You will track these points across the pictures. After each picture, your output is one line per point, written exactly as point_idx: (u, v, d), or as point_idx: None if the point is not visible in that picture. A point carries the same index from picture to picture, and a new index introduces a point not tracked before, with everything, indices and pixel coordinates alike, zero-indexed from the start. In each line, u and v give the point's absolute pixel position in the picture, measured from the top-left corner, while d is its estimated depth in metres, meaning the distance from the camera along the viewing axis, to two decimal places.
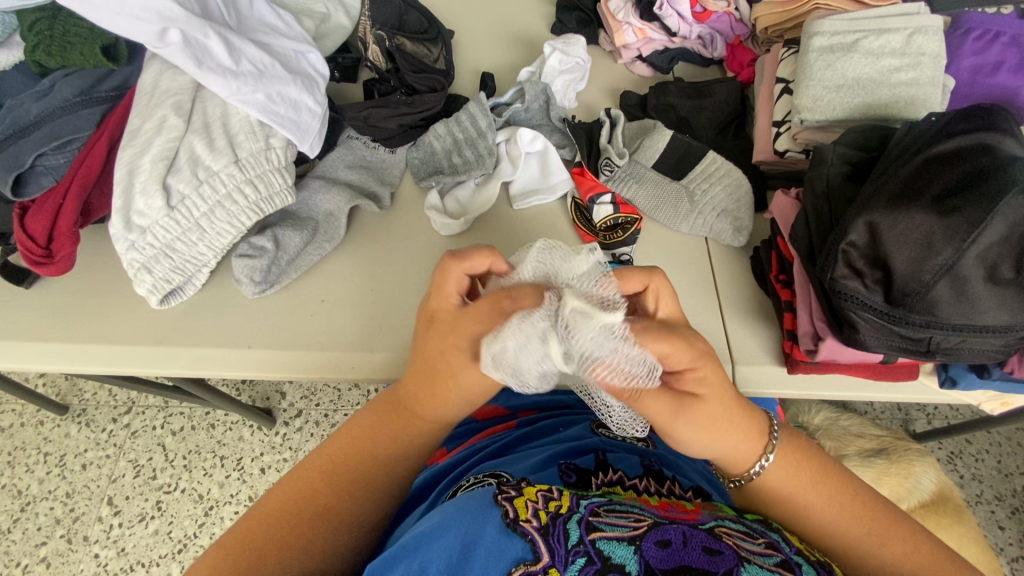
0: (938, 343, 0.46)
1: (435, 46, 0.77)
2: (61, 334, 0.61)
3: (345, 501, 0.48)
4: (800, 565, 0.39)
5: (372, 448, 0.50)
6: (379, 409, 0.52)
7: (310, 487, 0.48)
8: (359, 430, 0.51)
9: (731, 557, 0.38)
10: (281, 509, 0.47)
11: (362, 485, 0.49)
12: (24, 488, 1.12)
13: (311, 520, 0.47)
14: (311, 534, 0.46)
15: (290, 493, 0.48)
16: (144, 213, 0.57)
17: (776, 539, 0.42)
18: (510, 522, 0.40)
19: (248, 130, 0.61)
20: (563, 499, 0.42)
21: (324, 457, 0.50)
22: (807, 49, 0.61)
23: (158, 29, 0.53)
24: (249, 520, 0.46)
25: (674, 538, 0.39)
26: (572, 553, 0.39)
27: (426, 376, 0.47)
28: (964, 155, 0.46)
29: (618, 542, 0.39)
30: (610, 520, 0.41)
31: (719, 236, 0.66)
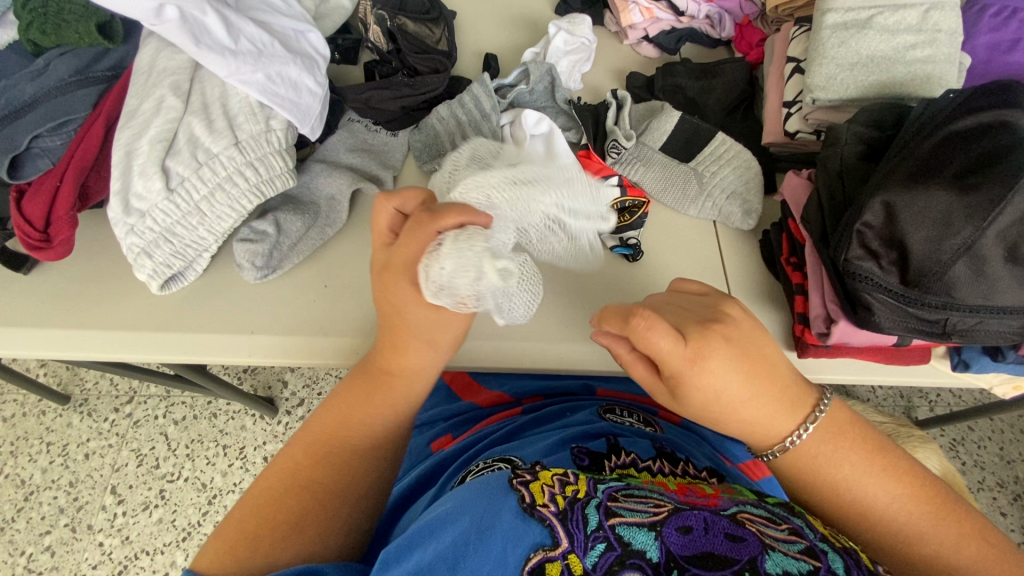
0: (954, 325, 0.46)
1: (437, 27, 0.74)
2: (61, 321, 0.60)
3: (329, 477, 0.48)
4: (826, 551, 0.38)
5: (354, 419, 0.50)
6: (359, 376, 0.51)
7: (296, 465, 0.48)
8: (338, 402, 0.51)
9: (755, 544, 0.37)
10: (267, 502, 0.46)
11: (346, 459, 0.49)
12: (27, 478, 1.12)
13: (303, 502, 0.47)
14: (306, 515, 0.46)
15: (284, 474, 0.48)
16: (143, 196, 0.56)
17: (800, 525, 0.41)
18: (527, 507, 0.40)
19: (248, 111, 0.59)
20: (580, 484, 0.42)
21: (310, 432, 0.50)
22: (820, 26, 0.59)
23: (154, 6, 0.52)
24: (238, 516, 0.46)
25: (695, 524, 0.39)
26: (590, 539, 0.38)
27: (399, 336, 0.49)
28: (984, 132, 0.45)
29: (638, 528, 0.38)
30: (629, 506, 0.40)
31: (727, 219, 0.65)
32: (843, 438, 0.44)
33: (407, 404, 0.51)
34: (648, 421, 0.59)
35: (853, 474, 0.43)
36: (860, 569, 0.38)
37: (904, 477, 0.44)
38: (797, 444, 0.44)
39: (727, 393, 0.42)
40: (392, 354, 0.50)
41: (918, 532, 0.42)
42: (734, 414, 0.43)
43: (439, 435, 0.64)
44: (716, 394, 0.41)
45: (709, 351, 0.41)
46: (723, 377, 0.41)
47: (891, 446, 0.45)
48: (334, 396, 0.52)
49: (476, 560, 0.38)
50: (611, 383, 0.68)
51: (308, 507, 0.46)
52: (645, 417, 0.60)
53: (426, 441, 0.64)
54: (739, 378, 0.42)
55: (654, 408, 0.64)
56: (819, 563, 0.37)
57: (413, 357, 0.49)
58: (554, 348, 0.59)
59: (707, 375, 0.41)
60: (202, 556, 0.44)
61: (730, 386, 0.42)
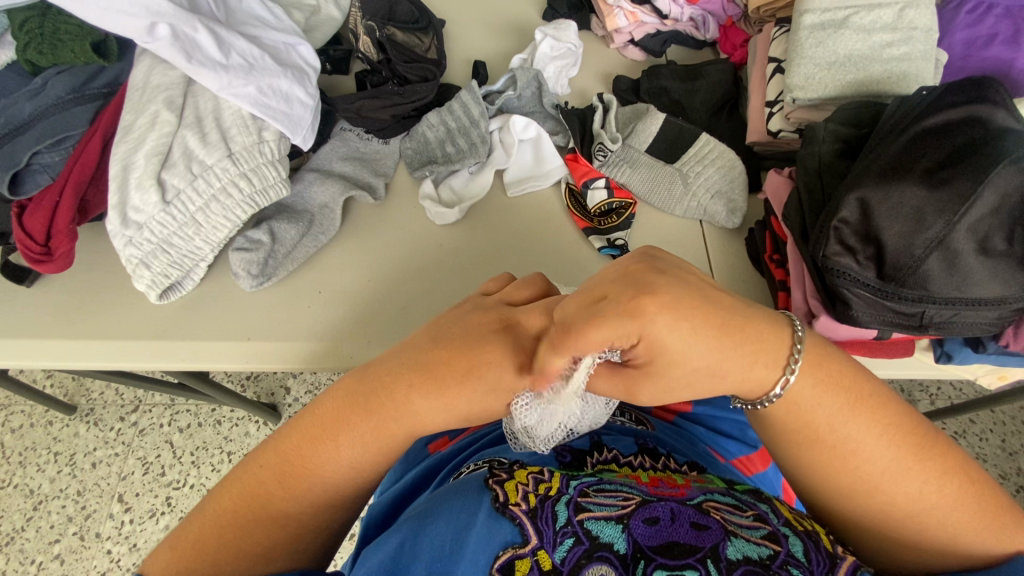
0: (932, 317, 0.46)
1: (426, 36, 0.76)
2: (64, 331, 0.62)
3: (294, 509, 0.43)
4: (788, 538, 0.39)
5: (334, 454, 0.43)
6: (347, 396, 0.44)
7: (264, 489, 0.43)
8: (318, 422, 0.44)
9: (717, 531, 0.39)
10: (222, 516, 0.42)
11: (315, 493, 0.44)
12: (36, 488, 1.14)
13: (266, 527, 0.42)
14: (264, 538, 0.42)
15: (244, 491, 0.43)
16: (139, 209, 0.57)
17: (764, 511, 0.42)
18: (499, 506, 0.41)
19: (240, 123, 0.61)
20: (553, 482, 0.43)
21: (276, 453, 0.44)
22: (797, 28, 0.61)
23: (146, 24, 0.53)
24: (194, 524, 0.42)
25: (662, 515, 0.40)
26: (560, 535, 0.40)
27: (417, 391, 0.41)
28: (953, 128, 0.46)
29: (606, 522, 0.40)
30: (598, 500, 0.41)
31: (713, 218, 0.66)
32: (826, 369, 0.40)
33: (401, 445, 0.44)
34: (640, 420, 0.60)
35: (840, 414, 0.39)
36: (819, 552, 0.39)
37: (901, 424, 0.39)
38: (794, 378, 0.39)
39: (699, 346, 0.36)
40: (450, 379, 0.41)
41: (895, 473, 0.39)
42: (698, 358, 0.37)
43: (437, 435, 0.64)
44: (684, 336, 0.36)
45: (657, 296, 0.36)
46: (685, 325, 0.36)
47: (888, 396, 0.40)
48: (315, 416, 0.44)
49: (450, 561, 0.39)
50: None
51: (262, 531, 0.42)
52: (637, 416, 0.61)
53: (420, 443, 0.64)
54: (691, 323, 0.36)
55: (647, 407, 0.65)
56: (780, 548, 0.38)
57: (493, 402, 0.42)
58: None
59: (673, 320, 0.35)
60: (154, 563, 0.40)
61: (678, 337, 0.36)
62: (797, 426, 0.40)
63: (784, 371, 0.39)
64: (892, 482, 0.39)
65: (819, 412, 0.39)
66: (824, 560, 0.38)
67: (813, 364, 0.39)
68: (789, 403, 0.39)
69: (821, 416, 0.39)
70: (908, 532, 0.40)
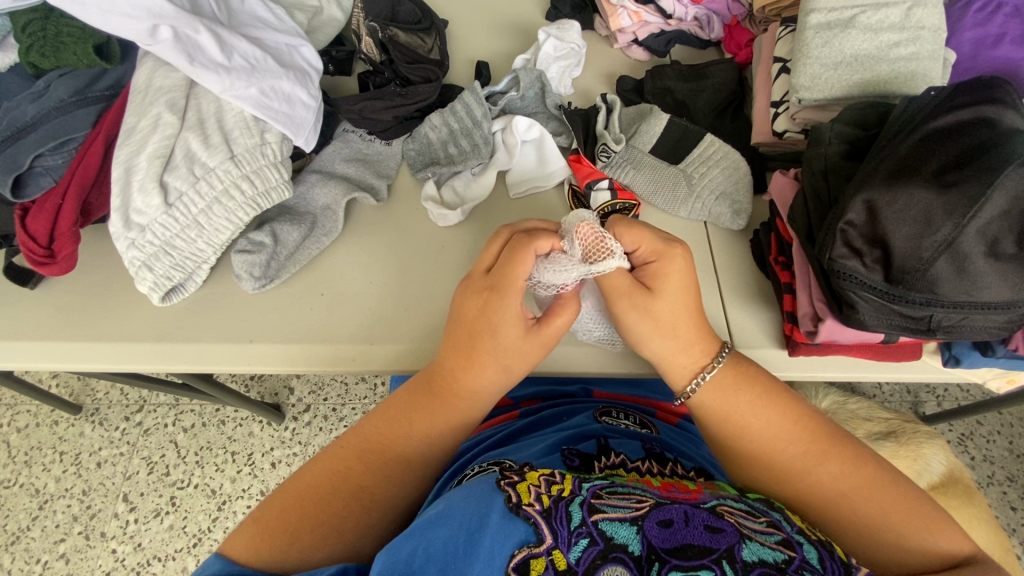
0: (939, 321, 0.46)
1: (428, 36, 0.75)
2: (68, 333, 0.62)
3: (367, 478, 0.49)
4: (801, 544, 0.41)
5: (400, 433, 0.51)
6: (416, 384, 0.53)
7: (343, 465, 0.50)
8: (397, 408, 0.53)
9: (733, 534, 0.40)
10: (305, 489, 0.48)
11: (383, 465, 0.50)
12: (41, 487, 1.15)
13: (345, 503, 0.48)
14: (341, 509, 0.47)
15: (320, 474, 0.49)
16: (142, 211, 0.57)
17: (778, 519, 0.43)
18: (513, 507, 0.41)
19: (242, 125, 0.61)
20: (566, 483, 0.43)
21: (358, 435, 0.52)
22: (804, 27, 0.60)
23: (148, 26, 0.53)
24: (277, 502, 0.48)
25: (675, 517, 0.40)
26: (574, 535, 0.40)
27: (462, 357, 0.51)
28: (962, 129, 0.45)
29: (620, 523, 0.40)
30: (612, 502, 0.42)
31: (717, 220, 0.65)
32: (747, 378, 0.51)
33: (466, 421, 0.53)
34: (644, 423, 0.61)
35: (755, 409, 0.50)
36: (834, 559, 0.41)
37: (812, 420, 0.49)
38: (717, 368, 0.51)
39: (648, 327, 0.50)
40: (503, 293, 0.49)
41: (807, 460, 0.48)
42: (652, 337, 0.51)
43: None
44: (638, 317, 0.50)
45: (681, 247, 0.51)
46: (690, 273, 0.51)
47: (800, 397, 0.51)
48: (386, 405, 0.54)
49: (465, 562, 0.39)
50: (607, 386, 0.70)
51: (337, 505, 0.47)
52: (641, 419, 0.62)
53: None
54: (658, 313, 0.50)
55: (652, 409, 0.66)
56: (795, 553, 0.39)
57: (500, 338, 0.50)
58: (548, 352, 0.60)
59: (683, 260, 0.50)
60: (236, 537, 0.45)
61: (639, 321, 0.50)
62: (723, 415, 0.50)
63: (713, 360, 0.51)
64: (811, 465, 0.48)
65: (740, 400, 0.50)
66: (839, 567, 0.40)
67: (735, 363, 0.51)
68: (714, 389, 0.51)
69: (742, 403, 0.50)
70: (839, 517, 0.46)
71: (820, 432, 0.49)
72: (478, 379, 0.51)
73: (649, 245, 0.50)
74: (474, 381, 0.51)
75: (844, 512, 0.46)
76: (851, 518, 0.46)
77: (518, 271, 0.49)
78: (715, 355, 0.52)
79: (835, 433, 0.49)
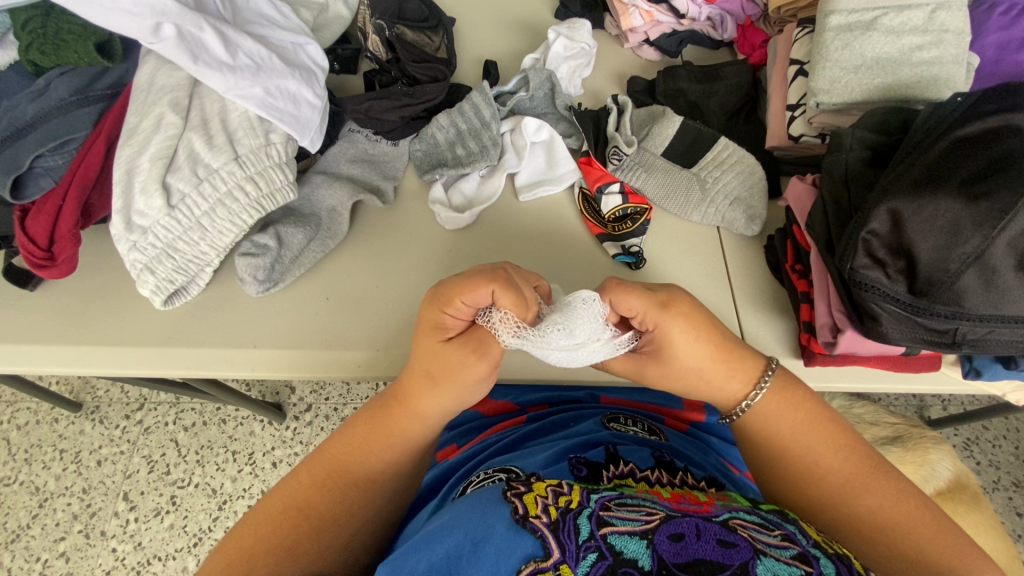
0: (964, 334, 0.44)
1: (435, 35, 0.75)
2: (69, 336, 0.61)
3: (326, 505, 0.48)
4: (816, 558, 0.39)
5: (361, 455, 0.50)
6: (376, 403, 0.51)
7: (301, 492, 0.48)
8: (352, 432, 0.51)
9: (746, 549, 0.38)
10: (268, 517, 0.47)
11: (343, 489, 0.49)
12: (41, 485, 1.14)
13: (303, 529, 0.47)
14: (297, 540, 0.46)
15: (284, 496, 0.48)
16: (144, 213, 0.55)
17: (792, 531, 0.42)
18: (520, 519, 0.40)
19: (247, 125, 0.59)
20: (573, 495, 0.42)
21: (319, 460, 0.50)
22: (824, 29, 0.58)
23: (151, 24, 0.51)
24: (243, 533, 0.46)
25: (687, 531, 0.39)
26: (582, 549, 0.38)
27: (410, 377, 0.48)
28: (991, 138, 0.44)
29: (630, 537, 0.39)
30: (621, 514, 0.40)
31: (731, 225, 0.64)
32: (796, 399, 0.51)
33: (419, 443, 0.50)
34: (653, 430, 0.59)
35: (802, 432, 0.49)
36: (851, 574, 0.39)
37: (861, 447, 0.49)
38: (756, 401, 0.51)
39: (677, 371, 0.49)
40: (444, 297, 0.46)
41: (856, 484, 0.47)
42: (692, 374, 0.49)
43: (444, 444, 0.65)
44: (674, 364, 0.49)
45: (678, 302, 0.49)
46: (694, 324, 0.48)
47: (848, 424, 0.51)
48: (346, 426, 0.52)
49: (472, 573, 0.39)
50: (616, 391, 0.68)
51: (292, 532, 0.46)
52: (649, 425, 0.60)
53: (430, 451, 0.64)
54: (689, 360, 0.49)
55: (660, 416, 0.64)
56: (811, 568, 0.38)
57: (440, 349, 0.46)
58: None
59: (683, 314, 0.48)
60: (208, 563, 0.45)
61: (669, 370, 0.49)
62: (766, 434, 0.50)
63: (755, 387, 0.51)
64: (856, 491, 0.47)
65: (782, 425, 0.50)
66: None
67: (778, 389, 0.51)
68: (760, 416, 0.51)
69: (784, 428, 0.50)
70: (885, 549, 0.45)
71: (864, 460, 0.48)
72: (424, 398, 0.48)
73: (648, 312, 0.47)
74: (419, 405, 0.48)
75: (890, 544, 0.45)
76: (901, 552, 0.45)
77: (465, 293, 0.45)
78: (757, 381, 0.51)
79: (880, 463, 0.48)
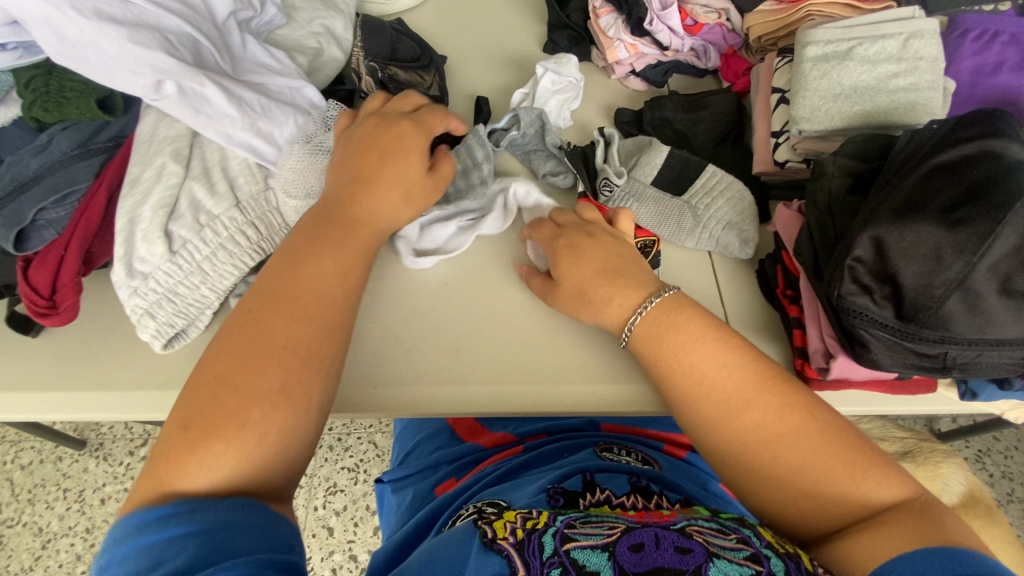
0: (955, 358, 0.45)
1: (427, 73, 0.78)
2: (70, 383, 0.61)
3: (258, 377, 0.45)
4: (769, 559, 0.39)
5: (283, 312, 0.49)
6: (313, 221, 0.55)
7: (225, 362, 0.46)
8: (306, 268, 0.51)
9: (700, 553, 0.38)
10: (202, 397, 0.44)
11: (266, 340, 0.47)
12: (45, 525, 1.13)
13: (231, 397, 0.44)
14: (233, 429, 0.43)
15: (206, 387, 0.45)
16: (145, 259, 0.57)
17: (748, 534, 0.41)
18: (487, 541, 0.43)
19: (247, 171, 0.62)
20: (540, 517, 0.44)
21: (257, 314, 0.49)
22: (801, 59, 0.60)
23: (152, 82, 0.53)
24: (189, 405, 0.44)
25: (647, 540, 0.39)
26: (545, 565, 0.39)
27: (371, 184, 0.57)
28: (967, 164, 0.45)
29: (591, 550, 0.39)
30: (584, 531, 0.41)
31: (725, 250, 0.65)
32: (679, 316, 0.53)
33: (320, 290, 0.51)
34: (646, 459, 0.60)
35: (690, 348, 0.51)
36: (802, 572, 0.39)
37: (752, 365, 0.50)
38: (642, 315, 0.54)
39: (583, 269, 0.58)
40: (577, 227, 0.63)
41: (741, 396, 0.48)
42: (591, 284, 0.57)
43: (444, 478, 0.65)
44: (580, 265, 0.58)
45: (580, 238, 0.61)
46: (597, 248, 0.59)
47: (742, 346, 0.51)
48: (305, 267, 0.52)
49: None
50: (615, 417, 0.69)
51: (249, 407, 0.44)
52: (644, 455, 0.61)
53: (429, 486, 0.65)
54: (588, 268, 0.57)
55: (659, 443, 0.65)
56: (762, 568, 0.38)
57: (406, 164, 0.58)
58: (556, 391, 0.60)
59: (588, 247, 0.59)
60: (186, 472, 0.41)
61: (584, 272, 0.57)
62: (657, 346, 0.52)
63: (646, 301, 0.54)
64: (744, 403, 0.48)
65: (668, 342, 0.52)
66: None
67: (660, 314, 0.53)
68: (646, 332, 0.53)
69: (668, 346, 0.52)
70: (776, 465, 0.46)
71: (748, 376, 0.49)
72: (393, 207, 0.57)
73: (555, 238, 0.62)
74: (333, 289, 0.52)
75: (775, 462, 0.46)
76: (785, 467, 0.46)
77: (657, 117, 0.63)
78: (650, 296, 0.55)
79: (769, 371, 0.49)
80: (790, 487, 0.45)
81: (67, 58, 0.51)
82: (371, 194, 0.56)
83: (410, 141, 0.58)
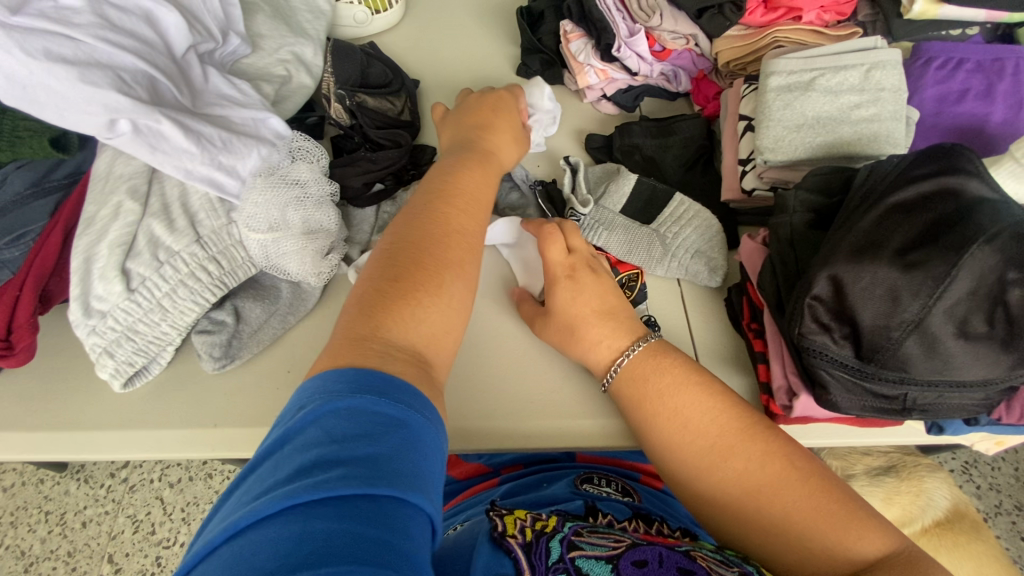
0: (915, 399, 0.44)
1: (398, 99, 0.77)
2: (28, 424, 0.60)
3: (436, 260, 0.51)
4: None
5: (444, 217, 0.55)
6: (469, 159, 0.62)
7: (413, 252, 0.51)
8: (470, 186, 0.59)
9: None
10: (383, 271, 0.50)
11: (437, 236, 0.53)
12: (26, 549, 1.11)
13: (437, 280, 0.50)
14: (429, 302, 0.49)
15: (378, 274, 0.50)
16: (103, 297, 0.56)
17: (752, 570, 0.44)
18: (498, 536, 0.44)
19: (208, 206, 0.61)
20: (550, 521, 0.46)
21: (413, 220, 0.54)
22: (765, 89, 0.59)
23: (106, 121, 0.52)
24: (367, 290, 0.49)
25: (651, 558, 0.43)
26: (551, 569, 0.42)
27: (499, 140, 0.67)
28: (923, 203, 0.45)
29: (597, 560, 0.42)
30: (592, 541, 0.44)
31: (695, 277, 0.64)
32: (663, 363, 0.53)
33: (477, 198, 0.58)
34: (625, 490, 0.59)
35: (675, 396, 0.51)
36: None
37: (735, 412, 0.50)
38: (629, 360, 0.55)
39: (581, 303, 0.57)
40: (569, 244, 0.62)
41: (724, 446, 0.49)
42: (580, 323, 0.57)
43: None
44: (572, 298, 0.58)
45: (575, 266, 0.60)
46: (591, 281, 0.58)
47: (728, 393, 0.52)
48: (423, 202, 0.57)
49: None
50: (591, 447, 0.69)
51: (443, 275, 0.51)
52: (622, 485, 0.60)
53: None
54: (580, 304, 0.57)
55: (636, 473, 0.65)
56: None
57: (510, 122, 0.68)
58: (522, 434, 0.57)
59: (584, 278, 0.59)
60: (399, 327, 0.46)
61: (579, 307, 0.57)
62: (640, 397, 0.53)
63: (630, 348, 0.55)
64: (726, 450, 0.49)
65: (650, 387, 0.53)
66: None
67: (644, 360, 0.54)
68: (629, 378, 0.54)
69: (650, 391, 0.53)
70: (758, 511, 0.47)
71: (732, 425, 0.50)
72: (506, 148, 0.66)
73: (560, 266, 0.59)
74: (485, 193, 0.60)
75: (755, 510, 0.47)
76: (766, 514, 0.47)
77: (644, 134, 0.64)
78: (637, 340, 0.56)
79: (753, 419, 0.50)
80: (772, 534, 0.46)
81: (15, 97, 0.50)
82: (495, 137, 0.66)
83: (505, 104, 0.70)
